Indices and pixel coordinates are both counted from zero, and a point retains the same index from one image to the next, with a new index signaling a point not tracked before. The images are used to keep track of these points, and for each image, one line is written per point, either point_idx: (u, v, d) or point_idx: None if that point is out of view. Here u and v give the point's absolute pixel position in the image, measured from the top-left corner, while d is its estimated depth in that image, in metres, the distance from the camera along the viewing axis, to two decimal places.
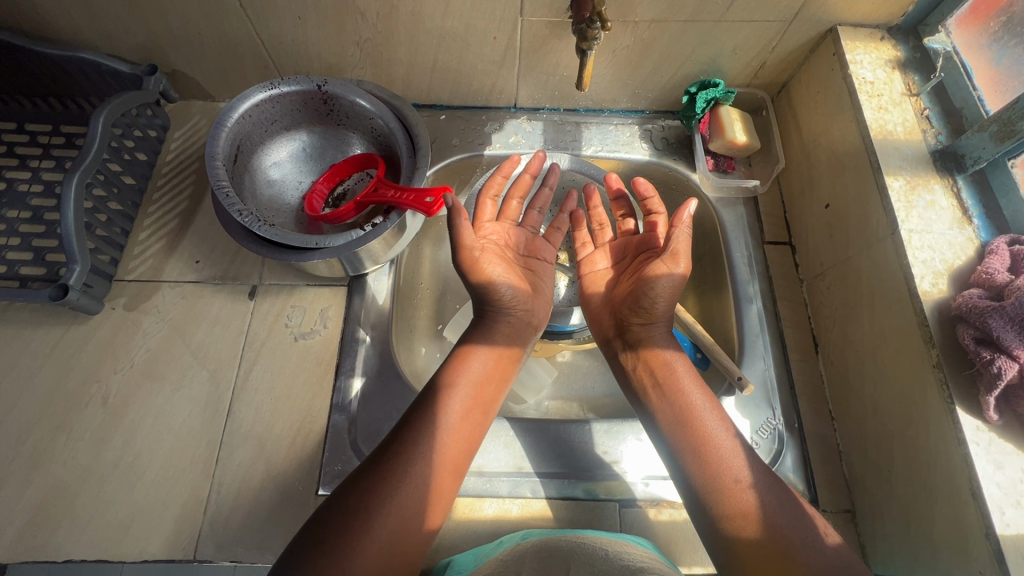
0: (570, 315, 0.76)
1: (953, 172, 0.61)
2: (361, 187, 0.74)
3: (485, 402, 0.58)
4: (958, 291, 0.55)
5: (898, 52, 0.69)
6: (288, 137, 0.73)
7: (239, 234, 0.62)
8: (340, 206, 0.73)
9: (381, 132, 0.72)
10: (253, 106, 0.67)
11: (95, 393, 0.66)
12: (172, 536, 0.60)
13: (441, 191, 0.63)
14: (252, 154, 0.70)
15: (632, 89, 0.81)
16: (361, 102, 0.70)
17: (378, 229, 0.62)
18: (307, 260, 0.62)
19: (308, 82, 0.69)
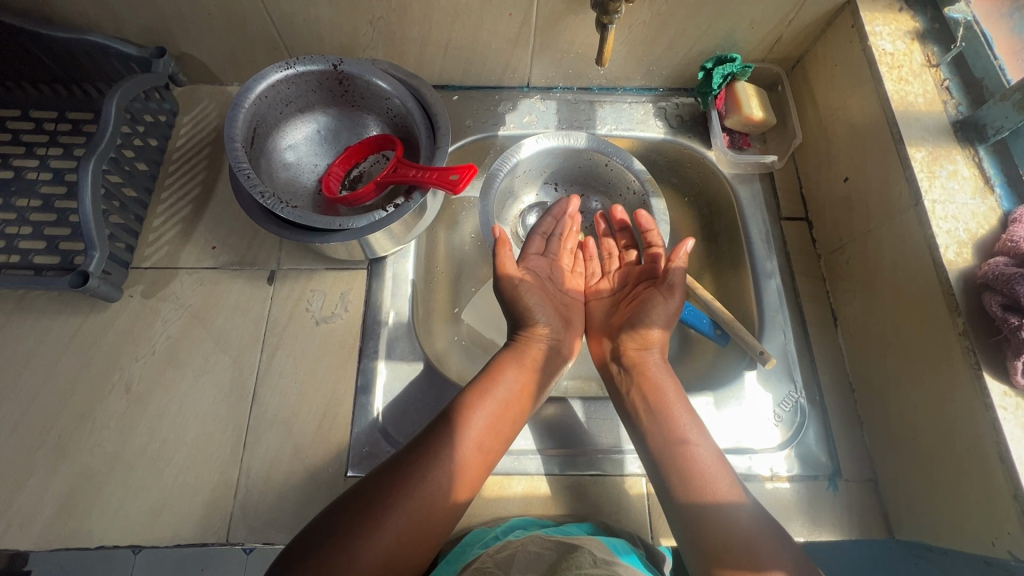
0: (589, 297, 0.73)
1: (974, 142, 0.61)
2: (378, 170, 0.74)
3: (508, 424, 0.58)
4: (983, 260, 0.55)
5: (917, 23, 0.69)
6: (302, 119, 0.73)
7: (260, 217, 0.62)
8: (357, 188, 0.73)
9: (397, 113, 0.72)
10: (269, 87, 0.66)
11: (117, 380, 0.66)
12: (203, 521, 0.60)
13: (466, 168, 0.62)
14: (268, 136, 0.69)
15: (647, 66, 0.80)
16: (378, 83, 0.69)
17: (402, 210, 0.62)
18: (328, 242, 0.62)
19: (324, 62, 0.68)
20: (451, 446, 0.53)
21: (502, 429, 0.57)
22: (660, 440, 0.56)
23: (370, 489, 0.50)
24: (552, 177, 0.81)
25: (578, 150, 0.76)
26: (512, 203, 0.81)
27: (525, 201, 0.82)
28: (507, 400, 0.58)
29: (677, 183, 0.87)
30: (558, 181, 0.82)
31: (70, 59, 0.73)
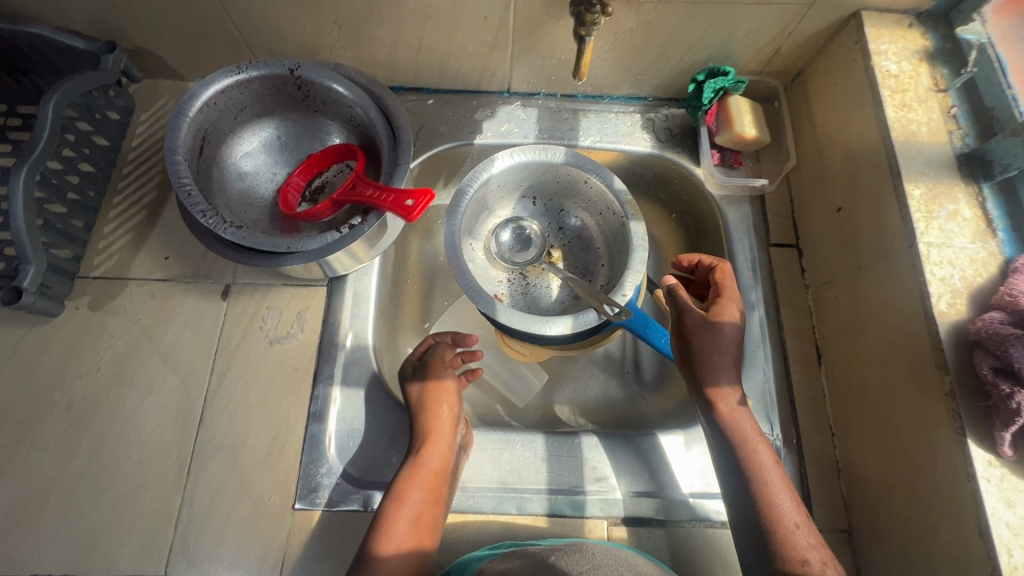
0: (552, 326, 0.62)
1: (979, 180, 0.56)
2: (341, 180, 0.69)
3: (427, 518, 0.55)
4: (977, 314, 0.51)
5: (926, 42, 0.63)
6: (260, 125, 0.69)
7: (206, 236, 0.59)
8: (318, 200, 0.68)
9: (361, 121, 0.67)
10: (218, 92, 0.62)
11: (58, 399, 0.63)
12: (142, 551, 0.57)
13: (422, 194, 0.58)
14: (220, 144, 0.66)
15: (635, 75, 0.75)
16: (338, 88, 0.64)
17: (356, 232, 0.59)
18: (280, 265, 0.58)
19: (279, 66, 0.63)
20: (387, 541, 0.53)
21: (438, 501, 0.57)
22: (740, 487, 0.55)
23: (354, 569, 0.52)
24: (528, 190, 0.76)
25: (554, 165, 0.70)
26: (486, 217, 0.76)
27: (501, 215, 0.77)
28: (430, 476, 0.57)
29: (664, 198, 0.81)
30: (537, 195, 0.76)
31: (14, 51, 0.68)
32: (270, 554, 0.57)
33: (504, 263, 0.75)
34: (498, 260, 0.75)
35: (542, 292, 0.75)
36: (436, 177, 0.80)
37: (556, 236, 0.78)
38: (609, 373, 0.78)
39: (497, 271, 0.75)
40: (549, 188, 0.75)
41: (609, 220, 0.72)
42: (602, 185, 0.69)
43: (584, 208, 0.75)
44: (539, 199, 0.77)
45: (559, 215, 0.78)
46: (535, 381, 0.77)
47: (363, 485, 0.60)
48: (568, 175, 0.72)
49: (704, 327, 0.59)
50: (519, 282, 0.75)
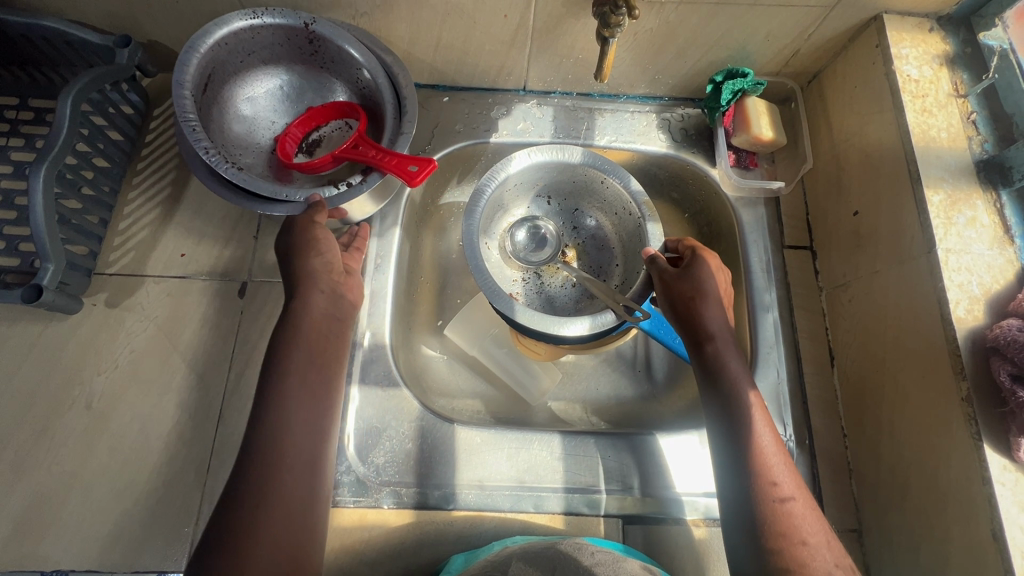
0: (569, 328, 0.61)
1: (997, 186, 0.57)
2: (338, 137, 0.69)
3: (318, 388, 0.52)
4: (995, 320, 0.52)
5: (947, 46, 0.63)
6: (266, 73, 0.68)
7: (202, 172, 0.59)
8: (314, 153, 0.69)
9: (367, 86, 0.67)
10: (230, 33, 0.61)
11: (77, 396, 0.63)
12: (163, 547, 0.58)
13: (426, 162, 0.59)
14: (224, 84, 0.65)
15: (652, 75, 0.75)
16: (350, 50, 0.64)
17: (354, 190, 0.60)
18: (272, 211, 0.59)
19: (294, 18, 0.62)
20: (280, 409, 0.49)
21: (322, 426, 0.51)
22: (737, 471, 0.51)
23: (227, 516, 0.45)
24: (545, 189, 0.76)
25: (572, 164, 0.70)
26: (502, 216, 0.76)
27: (517, 213, 0.77)
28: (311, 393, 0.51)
29: (677, 198, 0.82)
30: (553, 195, 0.76)
31: (29, 44, 0.67)
32: None
33: (519, 262, 0.76)
34: (514, 259, 0.75)
35: (556, 290, 0.75)
36: (450, 175, 0.80)
37: (570, 236, 0.79)
38: (621, 372, 0.78)
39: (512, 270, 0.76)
40: (565, 186, 0.75)
41: (624, 219, 0.72)
42: (619, 186, 0.69)
43: (600, 208, 0.75)
44: (555, 199, 0.77)
45: (575, 215, 0.78)
46: (546, 376, 0.76)
47: (386, 482, 0.62)
48: (585, 175, 0.72)
49: (690, 283, 0.58)
50: (534, 281, 0.76)
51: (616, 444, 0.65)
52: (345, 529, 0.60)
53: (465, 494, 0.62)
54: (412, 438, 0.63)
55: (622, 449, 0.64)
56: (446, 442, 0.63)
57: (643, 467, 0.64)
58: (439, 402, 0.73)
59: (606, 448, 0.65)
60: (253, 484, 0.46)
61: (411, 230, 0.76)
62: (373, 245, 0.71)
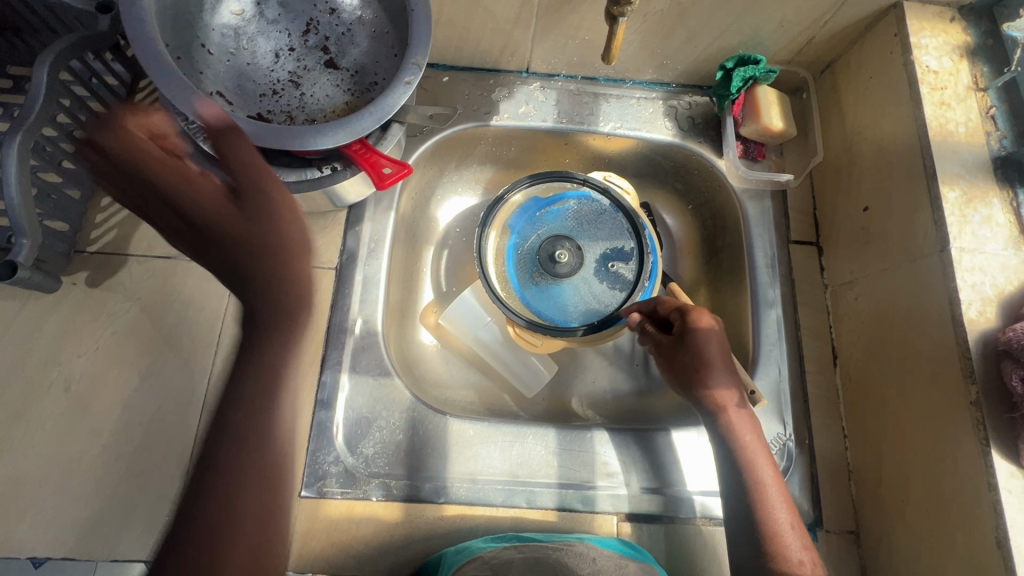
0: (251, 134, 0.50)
1: (1014, 184, 0.55)
2: (322, 106, 0.59)
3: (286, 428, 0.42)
4: (1007, 323, 0.50)
5: (967, 37, 0.61)
6: (262, 26, 0.58)
7: None
8: (294, 117, 0.58)
9: (369, 66, 0.59)
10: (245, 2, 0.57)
11: (55, 377, 0.61)
12: (144, 536, 0.56)
13: (403, 169, 0.56)
14: (206, 18, 0.55)
15: (660, 59, 0.72)
16: (371, 36, 0.59)
17: (337, 176, 0.58)
18: None
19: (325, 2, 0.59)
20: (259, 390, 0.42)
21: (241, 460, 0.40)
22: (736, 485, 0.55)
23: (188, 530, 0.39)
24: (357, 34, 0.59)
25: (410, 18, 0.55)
26: (501, 207, 0.72)
27: (231, 6, 0.57)
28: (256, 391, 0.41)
29: (681, 189, 0.79)
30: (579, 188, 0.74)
31: None
32: None
33: None
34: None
35: (314, 93, 0.59)
36: (449, 159, 0.77)
37: (324, 84, 0.59)
38: (618, 366, 0.77)
39: (184, 39, 0.53)
40: (367, 63, 0.59)
41: (328, 110, 0.59)
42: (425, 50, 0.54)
43: (361, 73, 0.59)
44: (344, 77, 0.59)
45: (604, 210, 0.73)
46: (546, 371, 0.74)
47: (374, 473, 0.60)
48: (387, 59, 0.59)
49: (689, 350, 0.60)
50: (265, 76, 0.58)
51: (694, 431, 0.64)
52: (332, 520, 0.58)
53: (457, 487, 0.60)
54: (403, 430, 0.62)
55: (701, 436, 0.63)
56: (439, 434, 0.62)
57: (700, 458, 0.63)
58: (432, 392, 0.71)
59: (660, 440, 0.64)
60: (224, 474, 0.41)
61: (406, 213, 0.74)
62: (367, 228, 0.68)
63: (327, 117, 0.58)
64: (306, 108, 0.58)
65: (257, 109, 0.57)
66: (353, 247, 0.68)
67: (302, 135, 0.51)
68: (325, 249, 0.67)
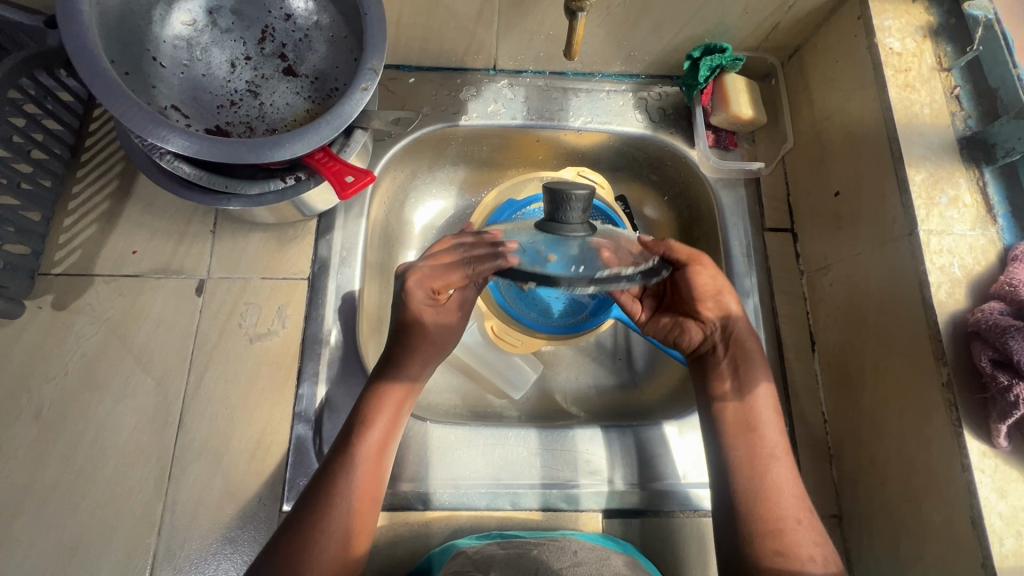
0: (206, 148, 0.49)
1: (980, 163, 0.55)
2: (283, 116, 0.58)
3: (388, 443, 0.55)
4: (976, 303, 0.50)
5: (930, 17, 0.61)
6: (217, 35, 0.57)
7: (146, 164, 0.56)
8: (254, 127, 0.57)
9: (328, 72, 0.58)
10: (196, 12, 0.56)
11: (24, 405, 0.60)
12: (125, 560, 0.56)
13: (365, 177, 0.55)
14: (156, 30, 0.54)
15: (627, 51, 0.71)
16: (329, 41, 0.58)
17: (301, 186, 0.57)
18: (217, 205, 0.56)
19: (278, 8, 0.57)
20: (373, 411, 0.55)
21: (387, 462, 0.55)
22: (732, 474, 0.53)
23: (281, 545, 0.49)
24: (315, 40, 0.58)
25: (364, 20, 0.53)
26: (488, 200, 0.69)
27: (181, 16, 0.56)
28: (398, 411, 0.56)
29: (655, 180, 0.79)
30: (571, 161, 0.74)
31: None
32: None
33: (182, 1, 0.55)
34: (81, 13, 0.47)
35: (273, 102, 0.58)
36: (420, 161, 0.76)
37: (284, 93, 0.58)
38: (600, 362, 0.77)
39: (134, 54, 0.52)
40: (326, 69, 0.58)
41: (289, 119, 0.57)
42: (382, 53, 0.52)
43: (321, 79, 0.58)
44: (305, 85, 0.58)
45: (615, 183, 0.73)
46: (530, 371, 0.74)
47: None
48: (346, 64, 0.57)
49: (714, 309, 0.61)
50: (222, 87, 0.57)
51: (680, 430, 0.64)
52: None
53: (440, 493, 0.60)
54: None
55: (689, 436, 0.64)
56: (420, 441, 0.62)
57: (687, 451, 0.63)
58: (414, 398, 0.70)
59: (643, 435, 0.64)
60: (314, 502, 0.51)
61: (380, 219, 0.73)
62: (338, 236, 0.67)
63: (289, 126, 0.57)
64: (267, 119, 0.57)
65: (215, 122, 0.56)
66: (325, 256, 0.67)
67: (258, 147, 0.50)
68: (297, 259, 0.67)
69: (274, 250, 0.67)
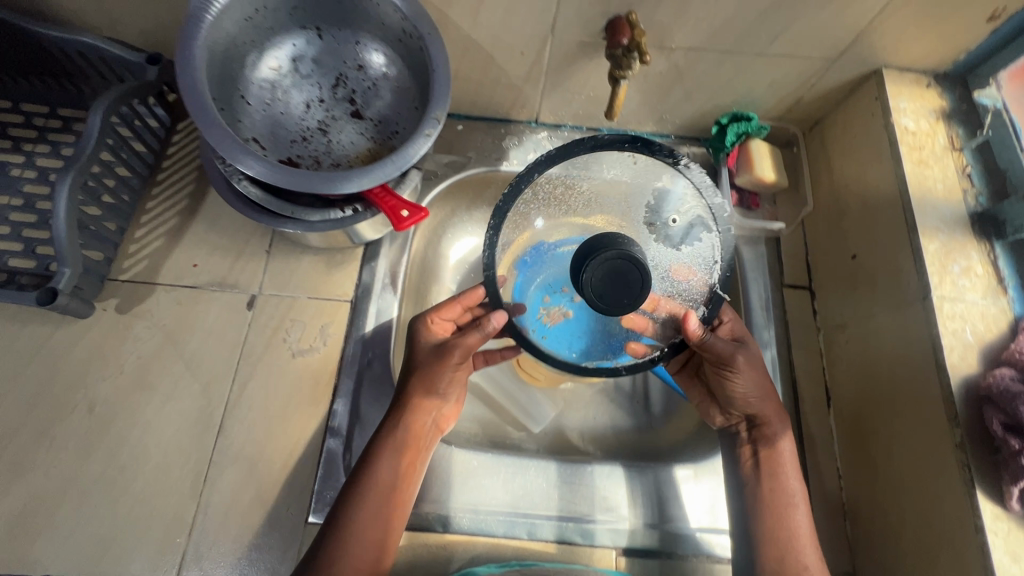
0: (284, 176, 0.55)
1: (991, 238, 0.59)
2: (348, 153, 0.64)
3: (406, 474, 0.58)
4: (988, 369, 0.53)
5: (944, 102, 0.66)
6: (299, 79, 0.64)
7: (222, 186, 0.62)
8: (321, 161, 0.63)
9: (392, 117, 0.65)
10: (283, 58, 0.63)
11: (80, 400, 0.64)
12: (155, 557, 0.58)
13: (418, 213, 0.60)
14: (247, 72, 0.61)
15: (660, 114, 0.77)
16: (395, 91, 0.65)
17: (358, 217, 0.62)
18: (280, 227, 0.62)
19: (353, 59, 0.64)
20: (387, 442, 0.58)
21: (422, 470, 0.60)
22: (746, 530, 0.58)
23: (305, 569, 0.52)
24: (383, 89, 0.65)
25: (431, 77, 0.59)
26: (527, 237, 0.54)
27: (269, 62, 0.63)
28: (411, 440, 0.59)
29: None
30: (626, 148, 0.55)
31: (64, 57, 0.70)
32: (283, 567, 0.58)
33: (271, 49, 0.62)
34: (193, 55, 0.54)
35: (340, 140, 0.64)
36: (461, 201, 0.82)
37: (350, 132, 0.65)
38: (618, 403, 0.79)
39: (227, 92, 0.59)
40: (390, 115, 0.65)
41: (354, 156, 0.64)
42: (446, 105, 0.58)
43: (384, 122, 0.65)
44: (370, 127, 0.65)
45: (683, 197, 0.55)
46: (549, 409, 0.77)
47: None
48: (409, 112, 0.64)
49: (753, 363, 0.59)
50: (297, 124, 0.64)
51: (695, 474, 0.66)
52: None
53: (459, 517, 0.62)
54: None
55: (703, 481, 0.65)
56: (443, 464, 0.64)
57: (696, 495, 0.65)
58: None
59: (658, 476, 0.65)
60: (333, 527, 0.54)
61: (419, 251, 0.78)
62: (382, 263, 0.72)
63: (352, 162, 0.64)
64: (334, 155, 0.64)
65: (288, 154, 0.63)
66: (368, 282, 0.71)
67: (329, 180, 0.56)
68: (342, 283, 0.71)
69: (322, 273, 0.72)
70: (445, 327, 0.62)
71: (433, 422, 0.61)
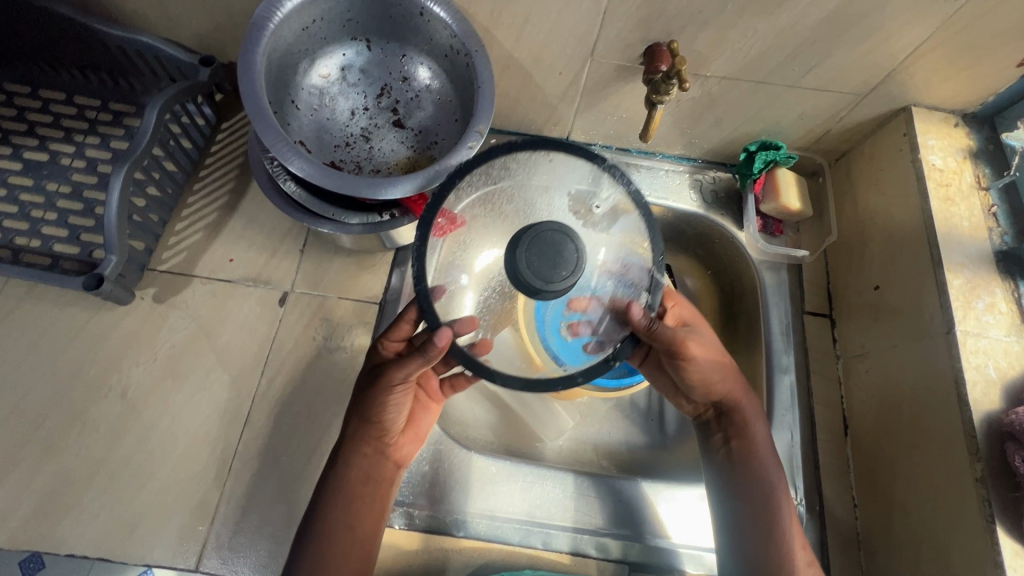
0: (331, 178, 0.57)
1: (1015, 277, 0.60)
2: (388, 160, 0.66)
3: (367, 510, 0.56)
4: (1011, 406, 0.53)
5: (971, 141, 0.67)
6: (346, 86, 0.67)
7: (266, 184, 0.65)
8: (362, 166, 0.66)
9: (432, 128, 0.67)
10: (333, 66, 0.66)
11: (114, 384, 0.66)
12: (176, 543, 0.59)
13: None
14: (299, 78, 0.64)
15: (689, 138, 0.79)
16: (437, 103, 0.67)
17: (395, 222, 0.64)
18: (319, 226, 0.64)
19: (400, 72, 0.67)
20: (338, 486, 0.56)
21: (384, 508, 0.58)
22: None
23: None
24: (426, 101, 0.67)
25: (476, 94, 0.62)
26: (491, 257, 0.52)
27: (320, 70, 0.66)
28: (360, 477, 0.57)
29: (701, 254, 0.85)
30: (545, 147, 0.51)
31: (122, 54, 0.73)
32: None
33: (323, 57, 0.65)
34: (255, 61, 0.56)
35: (381, 147, 0.67)
36: None
37: (391, 141, 0.67)
38: (634, 420, 0.79)
39: (280, 96, 0.62)
40: (431, 126, 0.67)
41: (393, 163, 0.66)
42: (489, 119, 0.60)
43: (425, 133, 0.67)
44: (410, 136, 0.67)
45: (608, 182, 0.51)
46: (565, 421, 0.78)
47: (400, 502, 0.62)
48: (449, 124, 0.66)
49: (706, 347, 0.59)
50: (341, 130, 0.66)
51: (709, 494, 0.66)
52: None
53: (476, 522, 0.63)
54: (428, 461, 0.64)
55: None
56: (462, 469, 0.64)
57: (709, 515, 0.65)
58: (454, 429, 0.73)
59: (675, 494, 0.65)
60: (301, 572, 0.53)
61: None
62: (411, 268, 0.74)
63: (391, 169, 0.66)
64: (374, 161, 0.66)
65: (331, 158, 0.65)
66: (397, 286, 0.73)
67: (374, 185, 0.58)
68: (371, 285, 0.73)
69: (353, 274, 0.74)
70: (398, 347, 0.57)
71: (374, 451, 0.58)
